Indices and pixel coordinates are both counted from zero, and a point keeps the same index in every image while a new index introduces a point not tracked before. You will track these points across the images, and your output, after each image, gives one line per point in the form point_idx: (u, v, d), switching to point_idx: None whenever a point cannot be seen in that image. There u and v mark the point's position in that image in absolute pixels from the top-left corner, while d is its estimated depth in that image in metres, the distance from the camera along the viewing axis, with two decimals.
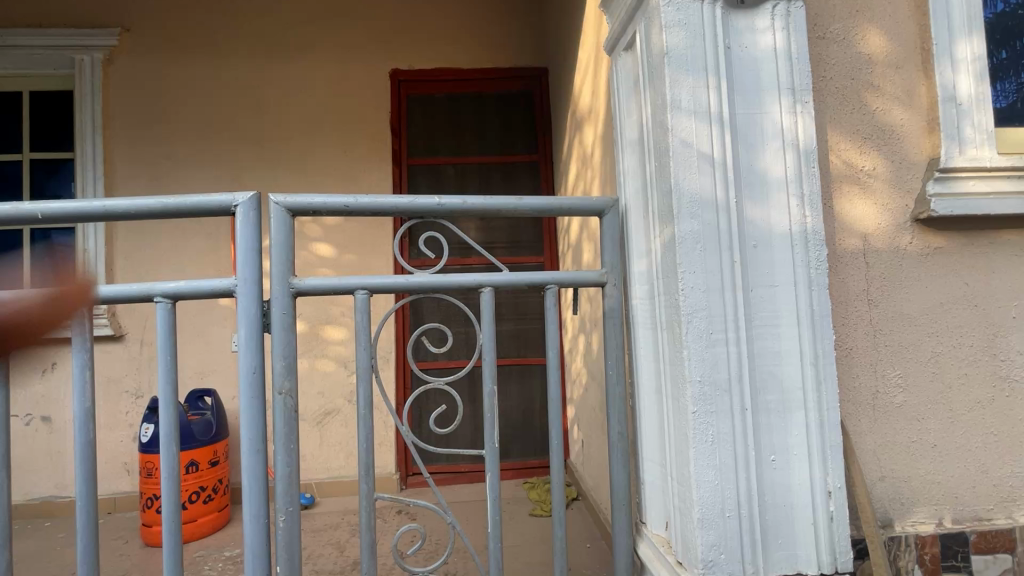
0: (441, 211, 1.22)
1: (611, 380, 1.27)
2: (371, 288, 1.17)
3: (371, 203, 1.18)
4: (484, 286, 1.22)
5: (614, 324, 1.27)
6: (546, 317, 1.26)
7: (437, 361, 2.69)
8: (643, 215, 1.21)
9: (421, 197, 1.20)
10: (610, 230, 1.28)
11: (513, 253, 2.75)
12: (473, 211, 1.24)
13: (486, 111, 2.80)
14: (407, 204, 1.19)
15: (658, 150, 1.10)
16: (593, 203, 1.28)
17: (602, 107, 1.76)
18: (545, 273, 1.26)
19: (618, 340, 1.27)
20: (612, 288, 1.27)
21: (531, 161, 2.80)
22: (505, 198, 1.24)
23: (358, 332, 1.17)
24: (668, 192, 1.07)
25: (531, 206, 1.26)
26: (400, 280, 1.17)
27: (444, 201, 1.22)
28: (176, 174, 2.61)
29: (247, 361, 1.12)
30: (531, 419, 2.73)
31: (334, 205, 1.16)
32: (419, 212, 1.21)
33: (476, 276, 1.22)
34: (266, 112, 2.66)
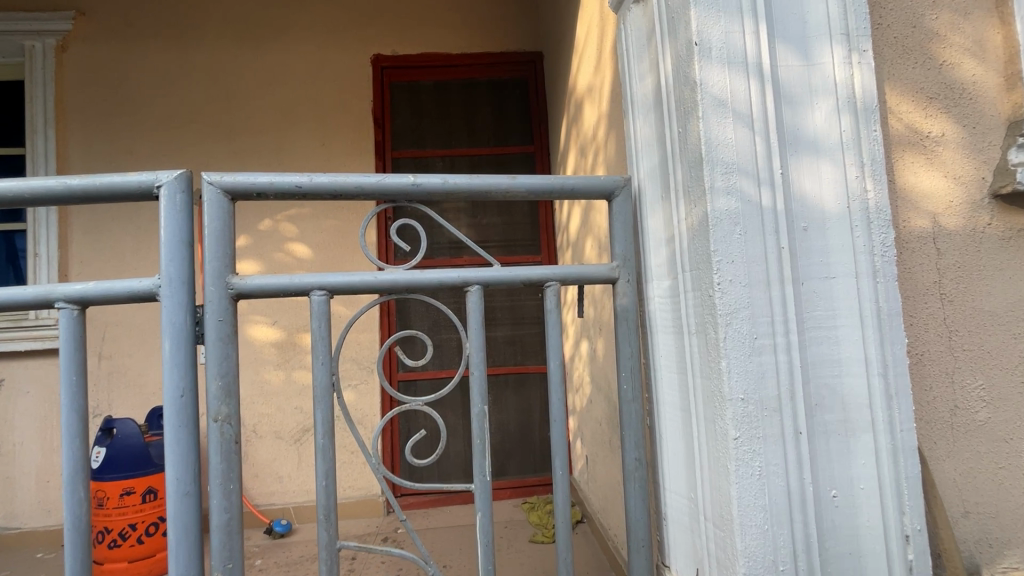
0: (418, 193, 1.00)
1: (625, 395, 1.06)
2: (328, 288, 0.95)
3: (330, 184, 0.95)
4: (471, 284, 1.00)
5: (628, 329, 1.07)
6: (546, 321, 1.04)
7: (427, 371, 2.47)
8: (663, 197, 1.01)
9: (392, 175, 0.98)
10: (620, 216, 1.09)
11: (508, 253, 2.54)
12: (457, 194, 1.02)
13: (477, 99, 2.59)
14: (376, 184, 0.97)
15: (683, 112, 0.90)
16: (602, 183, 1.08)
17: (606, 82, 1.55)
18: (543, 267, 1.04)
19: (634, 348, 1.07)
20: (627, 286, 1.06)
21: (527, 153, 2.59)
22: (495, 177, 1.03)
23: (315, 344, 0.95)
24: (696, 163, 0.86)
25: (528, 186, 1.05)
26: (365, 278, 0.95)
27: (422, 181, 0.99)
28: (138, 170, 2.39)
29: (173, 381, 0.89)
30: (530, 432, 2.51)
31: (285, 185, 0.93)
32: (390, 194, 0.99)
33: (460, 271, 0.99)
34: (237, 103, 2.45)
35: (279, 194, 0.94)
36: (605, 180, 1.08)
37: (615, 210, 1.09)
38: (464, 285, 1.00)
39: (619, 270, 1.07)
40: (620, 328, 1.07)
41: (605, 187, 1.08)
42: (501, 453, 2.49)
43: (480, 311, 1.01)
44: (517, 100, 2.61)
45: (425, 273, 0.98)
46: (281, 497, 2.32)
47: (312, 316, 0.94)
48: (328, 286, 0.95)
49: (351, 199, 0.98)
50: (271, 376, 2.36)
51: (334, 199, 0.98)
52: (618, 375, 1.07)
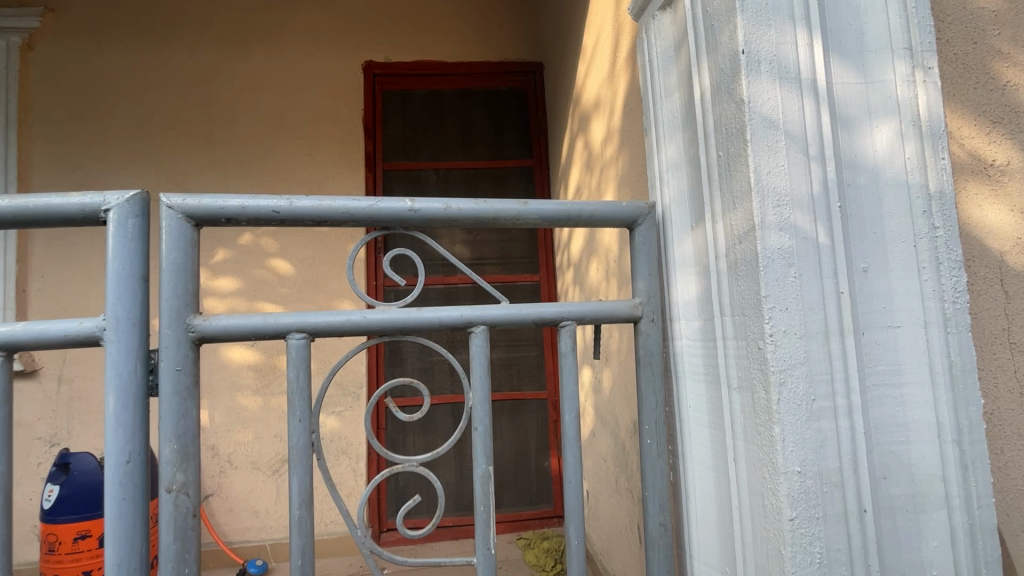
0: (416, 219, 0.86)
1: (648, 450, 0.94)
2: (308, 330, 0.81)
3: (313, 208, 0.82)
4: (475, 324, 0.87)
5: (652, 375, 0.95)
6: (561, 366, 0.90)
7: (417, 396, 2.32)
8: (695, 227, 0.90)
9: (386, 198, 0.85)
10: (644, 247, 0.97)
11: (504, 271, 2.44)
12: (460, 221, 0.89)
13: (473, 109, 2.48)
14: (367, 209, 0.84)
15: (724, 133, 0.78)
16: (623, 209, 0.96)
17: (618, 96, 1.45)
18: (557, 304, 0.92)
19: (658, 396, 0.95)
20: (650, 326, 0.96)
21: (525, 167, 2.47)
22: (503, 202, 0.90)
23: (292, 396, 0.80)
24: (743, 192, 0.74)
25: (541, 213, 0.92)
26: (352, 318, 0.81)
27: (421, 206, 0.86)
28: (108, 178, 2.22)
29: (116, 444, 0.73)
30: (526, 461, 2.37)
31: (260, 210, 0.80)
32: (383, 221, 0.85)
33: (463, 309, 0.87)
34: (218, 109, 2.30)
35: (252, 221, 0.80)
36: (626, 207, 0.96)
37: (637, 240, 0.97)
38: (468, 326, 0.87)
39: (642, 308, 0.96)
40: (642, 373, 0.95)
41: (627, 215, 0.96)
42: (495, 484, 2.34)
43: (485, 356, 0.88)
44: (516, 111, 2.50)
45: (423, 312, 0.85)
46: (257, 533, 2.15)
47: (289, 364, 0.80)
48: (309, 328, 0.81)
49: (337, 225, 0.84)
50: (248, 402, 2.20)
51: (317, 226, 0.84)
52: (642, 426, 0.95)
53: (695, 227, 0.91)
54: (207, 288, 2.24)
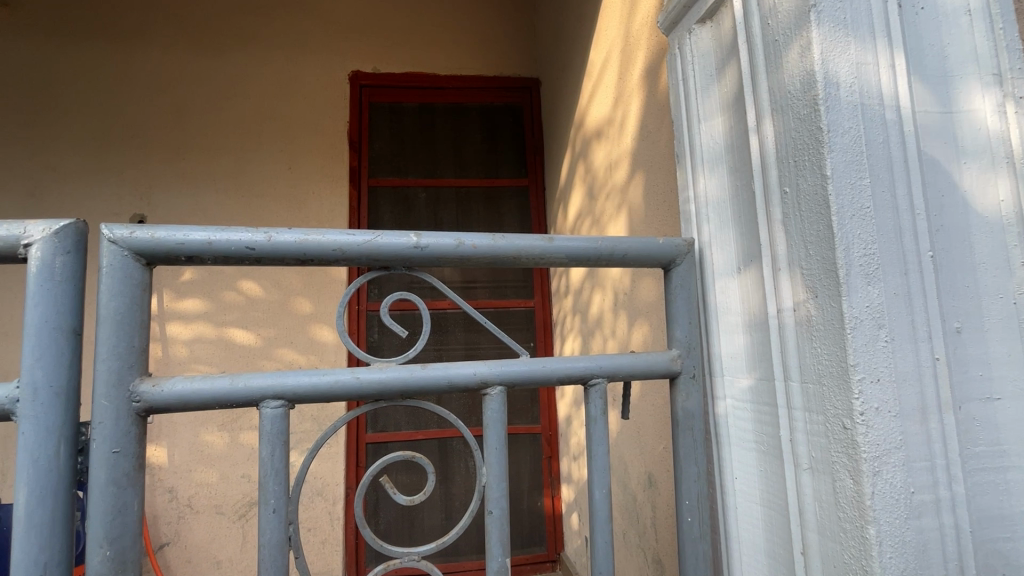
0: (422, 257, 0.72)
1: (687, 527, 0.83)
2: (289, 396, 0.66)
3: (298, 244, 0.67)
4: (492, 384, 0.74)
5: (693, 440, 0.84)
6: (591, 431, 0.79)
7: (401, 431, 2.15)
8: (745, 272, 0.78)
9: (388, 233, 0.70)
10: (681, 294, 0.85)
11: (497, 295, 2.32)
12: (474, 260, 0.75)
13: (466, 124, 2.35)
14: (365, 246, 0.69)
15: (792, 166, 0.67)
16: (659, 247, 0.84)
17: (631, 117, 1.34)
18: (585, 358, 0.79)
19: (699, 464, 0.84)
20: (690, 384, 0.84)
21: (520, 186, 2.35)
22: (524, 238, 0.77)
23: (265, 480, 0.64)
24: (819, 237, 0.62)
25: (568, 251, 0.79)
26: (346, 378, 0.67)
27: (428, 241, 0.72)
28: (60, 189, 2.00)
29: (25, 554, 0.56)
30: (518, 501, 2.21)
31: (230, 246, 0.64)
32: (382, 259, 0.71)
33: (478, 367, 0.73)
34: (189, 116, 2.11)
35: (219, 258, 0.64)
36: (662, 245, 0.85)
37: (674, 284, 0.86)
38: (482, 386, 0.74)
39: (682, 361, 0.85)
40: (681, 435, 0.85)
41: (663, 253, 0.84)
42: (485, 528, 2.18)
43: (500, 421, 0.75)
44: (511, 128, 2.38)
45: (430, 370, 0.71)
46: None
47: (264, 438, 0.65)
48: (290, 392, 0.65)
49: (327, 265, 0.69)
50: (213, 439, 1.99)
51: (302, 265, 0.69)
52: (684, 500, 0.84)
53: (744, 270, 0.79)
54: (170, 311, 2.04)
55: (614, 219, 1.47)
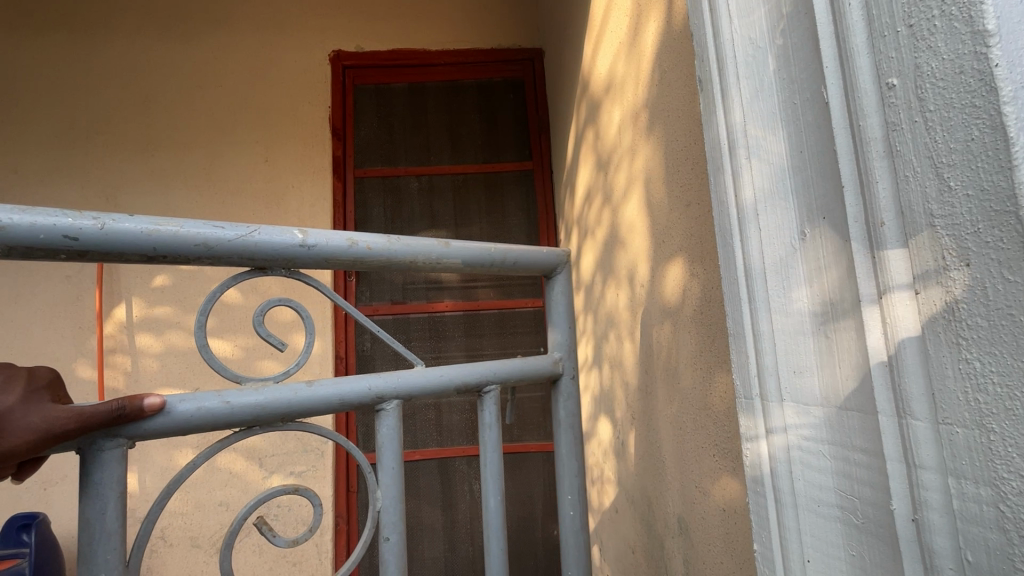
0: (308, 258, 0.59)
1: (570, 521, 0.86)
2: (129, 434, 0.51)
3: (149, 236, 0.50)
4: (387, 399, 0.66)
5: (576, 437, 0.87)
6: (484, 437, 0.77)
7: (395, 451, 1.96)
8: (822, 241, 0.49)
9: (266, 228, 0.56)
10: (559, 303, 0.86)
11: (501, 296, 2.06)
12: (368, 263, 0.64)
13: (462, 104, 2.10)
14: (238, 242, 0.55)
15: (907, 36, 0.38)
16: (545, 258, 0.82)
17: (643, 60, 1.05)
18: (476, 366, 0.76)
19: (574, 459, 0.86)
20: (570, 384, 0.87)
21: (523, 171, 2.10)
22: (420, 240, 0.69)
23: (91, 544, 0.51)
24: (976, 155, 0.33)
25: (467, 256, 0.72)
26: (212, 404, 0.54)
27: (317, 239, 0.59)
28: (23, 192, 1.86)
29: None
30: (530, 529, 1.95)
31: (39, 233, 0.45)
32: (258, 260, 0.57)
33: (373, 380, 0.65)
34: (159, 110, 1.96)
35: (17, 249, 0.45)
36: (546, 256, 0.83)
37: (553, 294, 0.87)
38: (378, 401, 0.66)
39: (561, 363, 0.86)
40: (558, 431, 0.87)
41: (547, 264, 0.82)
42: None
43: (397, 439, 0.67)
44: (513, 105, 2.12)
45: (318, 388, 0.60)
46: None
47: (91, 494, 0.51)
48: (131, 429, 0.51)
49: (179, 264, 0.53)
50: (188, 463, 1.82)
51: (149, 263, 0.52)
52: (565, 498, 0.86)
53: (807, 252, 0.51)
54: (140, 322, 1.85)
55: (630, 192, 1.17)
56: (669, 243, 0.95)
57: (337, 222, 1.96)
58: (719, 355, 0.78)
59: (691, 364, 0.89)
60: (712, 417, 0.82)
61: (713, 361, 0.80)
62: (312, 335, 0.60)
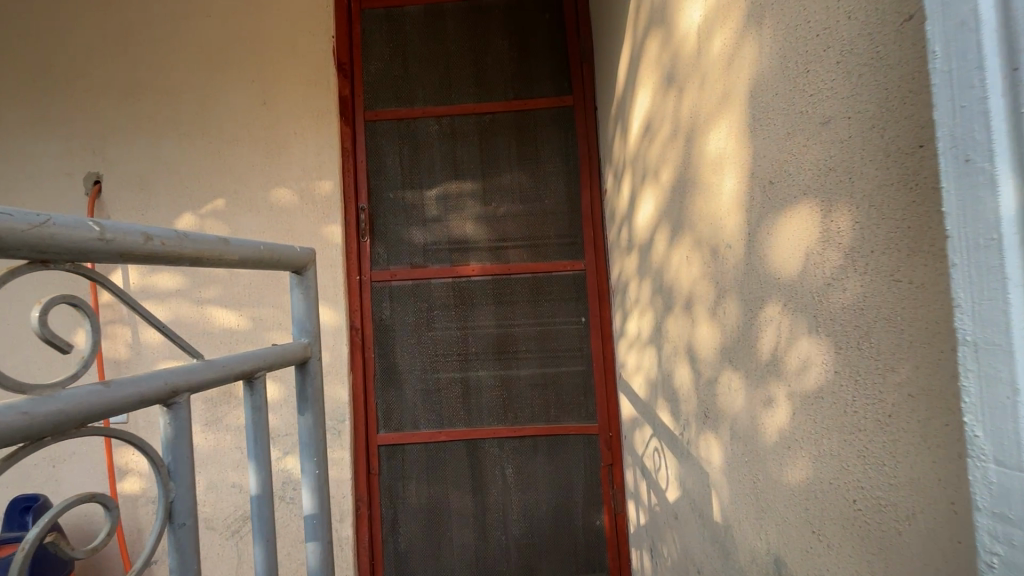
0: (104, 254, 0.48)
1: (309, 486, 0.89)
2: None
3: None
4: (183, 393, 0.59)
5: (320, 413, 0.90)
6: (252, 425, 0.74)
7: (418, 431, 1.77)
8: None
9: (62, 215, 0.43)
10: (310, 295, 0.88)
11: (535, 257, 1.78)
12: (163, 259, 0.55)
13: (488, 28, 1.78)
14: (29, 234, 0.41)
15: None
16: (301, 254, 0.83)
17: None
18: (253, 354, 0.73)
19: (311, 433, 0.89)
20: (315, 367, 0.90)
21: (561, 107, 1.77)
22: (205, 235, 0.61)
23: None
24: None
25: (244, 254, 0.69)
26: (6, 416, 0.41)
27: (118, 233, 0.48)
28: (12, 151, 1.72)
29: None
30: (569, 519, 1.75)
31: None
32: (48, 255, 0.43)
33: (169, 373, 0.57)
34: (145, 49, 1.73)
35: None
36: (299, 252, 0.84)
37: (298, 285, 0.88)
38: (172, 398, 0.58)
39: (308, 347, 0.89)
40: (303, 407, 0.89)
41: (302, 261, 0.84)
42: (529, 550, 1.74)
43: (187, 437, 0.61)
44: (548, 27, 1.77)
45: (118, 388, 0.50)
46: None
47: None
48: None
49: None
50: (199, 440, 1.70)
51: None
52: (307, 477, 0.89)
53: None
54: (139, 291, 1.70)
55: (721, 113, 0.84)
56: (788, 184, 0.66)
57: (346, 171, 1.75)
58: (914, 361, 0.48)
59: (835, 366, 0.59)
60: (878, 451, 0.53)
61: (888, 365, 0.51)
62: (94, 334, 0.52)
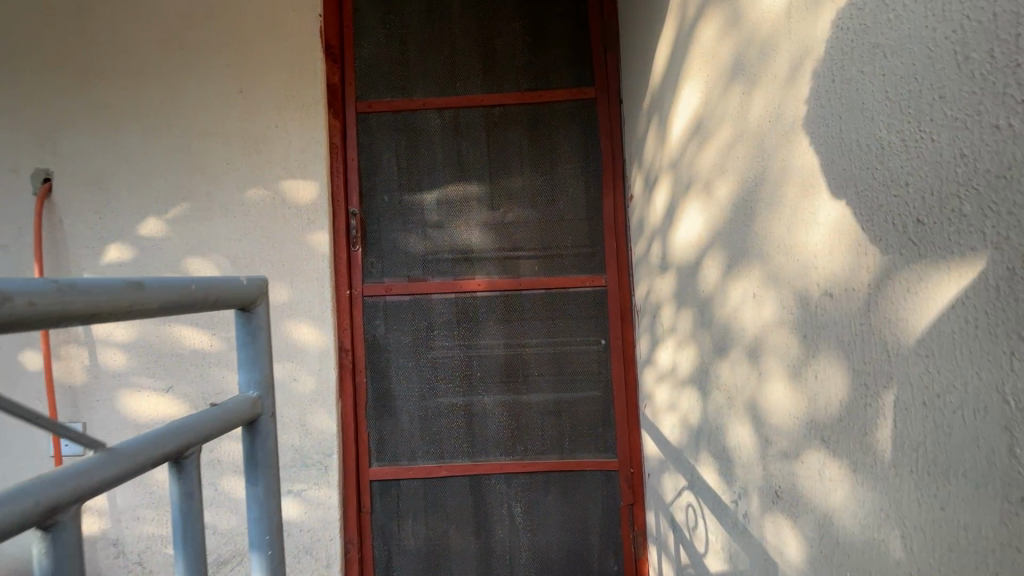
0: None
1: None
2: None
3: None
4: (70, 511, 0.41)
5: (272, 485, 0.70)
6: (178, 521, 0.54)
7: (416, 465, 1.57)
8: None
9: None
10: (261, 337, 0.68)
11: (549, 271, 1.58)
12: (38, 327, 0.38)
13: (499, 9, 1.56)
14: None
15: None
16: (245, 286, 0.64)
17: None
18: (182, 428, 0.53)
19: (264, 509, 0.70)
20: (268, 424, 0.70)
21: (581, 101, 1.55)
22: (112, 282, 0.44)
23: None
24: None
25: (167, 298, 0.51)
26: None
27: None
28: None
29: None
30: (583, 565, 1.56)
31: None
32: None
33: (48, 488, 0.38)
34: (102, 26, 1.50)
35: None
36: (243, 284, 0.65)
37: (244, 324, 0.68)
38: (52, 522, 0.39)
39: (259, 402, 0.69)
40: (251, 479, 0.69)
41: (248, 294, 0.65)
42: None
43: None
44: (568, 9, 1.55)
45: None
46: None
47: None
48: None
49: None
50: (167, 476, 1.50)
51: None
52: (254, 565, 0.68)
53: None
54: None
55: (825, 118, 0.63)
56: (960, 232, 0.46)
57: (334, 170, 1.54)
58: None
59: None
60: None
61: None
62: None
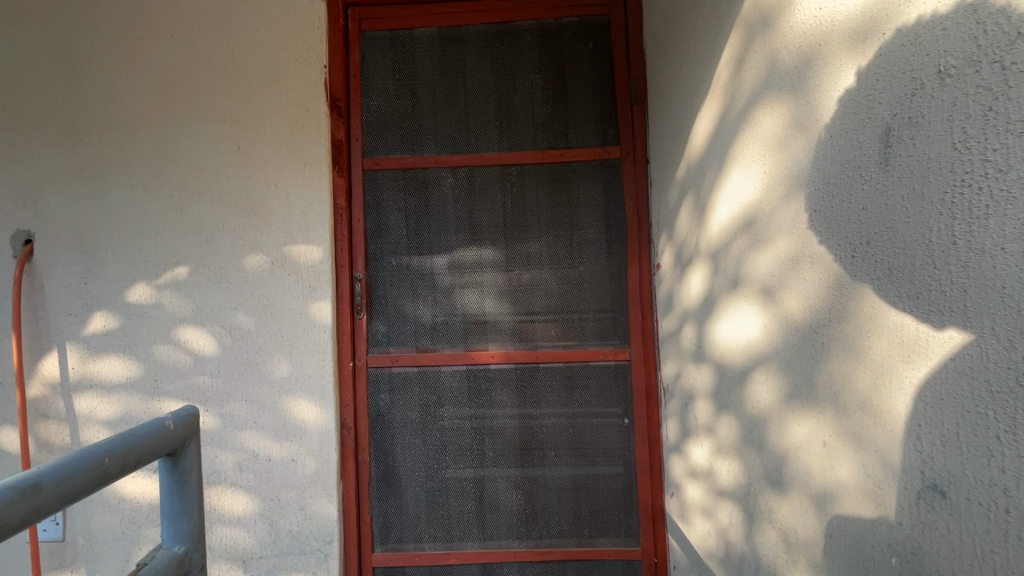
0: None
1: None
2: None
3: None
4: None
5: None
6: None
7: (422, 550, 1.45)
8: None
9: None
10: (189, 483, 0.71)
11: (568, 342, 1.46)
12: None
13: (518, 60, 1.45)
14: None
15: None
16: (170, 434, 0.66)
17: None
18: None
19: None
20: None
21: (604, 159, 1.44)
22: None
23: None
24: None
25: (74, 485, 0.54)
26: None
27: None
28: None
29: None
30: None
31: None
32: None
33: None
34: (91, 76, 1.39)
35: None
36: (169, 429, 0.67)
37: (171, 473, 0.70)
38: None
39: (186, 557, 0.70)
40: None
41: (174, 441, 0.67)
42: None
43: None
44: (592, 60, 1.44)
45: None
46: None
47: None
48: None
49: None
50: None
51: None
52: None
53: None
54: (81, 380, 1.38)
55: (941, 284, 0.51)
56: None
57: (338, 234, 1.42)
58: None
59: None
60: None
61: None
62: None
